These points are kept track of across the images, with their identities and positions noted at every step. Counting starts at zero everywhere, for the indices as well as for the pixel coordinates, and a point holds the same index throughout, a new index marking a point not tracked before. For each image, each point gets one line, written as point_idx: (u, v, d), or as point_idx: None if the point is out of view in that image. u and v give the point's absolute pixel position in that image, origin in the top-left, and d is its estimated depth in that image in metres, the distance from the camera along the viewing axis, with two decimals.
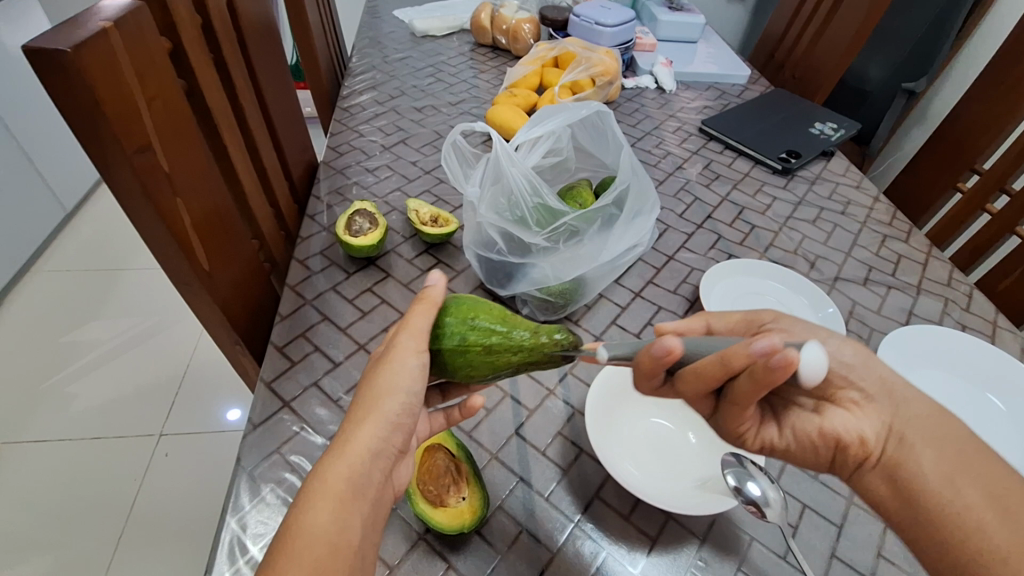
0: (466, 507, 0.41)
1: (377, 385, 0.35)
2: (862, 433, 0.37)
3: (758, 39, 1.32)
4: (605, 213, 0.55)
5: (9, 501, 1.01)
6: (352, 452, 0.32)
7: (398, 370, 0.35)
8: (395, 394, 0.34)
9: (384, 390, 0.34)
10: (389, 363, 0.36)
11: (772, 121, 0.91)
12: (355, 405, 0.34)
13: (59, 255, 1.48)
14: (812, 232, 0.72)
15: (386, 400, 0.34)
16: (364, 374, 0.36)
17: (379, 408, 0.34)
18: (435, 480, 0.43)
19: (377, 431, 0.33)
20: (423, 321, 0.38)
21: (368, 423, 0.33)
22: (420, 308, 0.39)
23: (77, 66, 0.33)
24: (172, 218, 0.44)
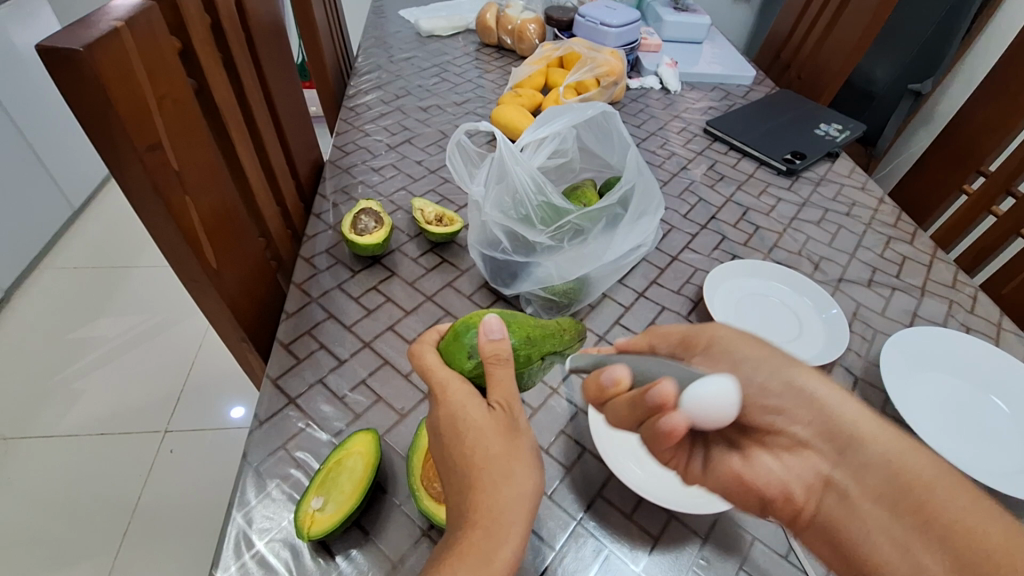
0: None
1: (516, 460, 0.36)
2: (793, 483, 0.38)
3: (764, 41, 1.32)
4: (611, 212, 0.55)
5: (16, 495, 1.02)
6: (511, 531, 0.34)
7: (523, 441, 0.38)
8: (534, 471, 0.37)
9: (522, 465, 0.37)
10: (517, 431, 0.38)
11: (777, 123, 0.91)
12: (493, 479, 0.35)
13: (66, 252, 1.49)
14: (817, 234, 0.72)
15: (528, 477, 0.36)
16: (499, 435, 0.37)
17: (525, 486, 0.36)
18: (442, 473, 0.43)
19: (525, 510, 0.35)
20: (508, 378, 0.39)
21: (519, 499, 0.35)
22: (501, 371, 0.39)
23: (91, 66, 0.33)
24: (181, 216, 0.44)
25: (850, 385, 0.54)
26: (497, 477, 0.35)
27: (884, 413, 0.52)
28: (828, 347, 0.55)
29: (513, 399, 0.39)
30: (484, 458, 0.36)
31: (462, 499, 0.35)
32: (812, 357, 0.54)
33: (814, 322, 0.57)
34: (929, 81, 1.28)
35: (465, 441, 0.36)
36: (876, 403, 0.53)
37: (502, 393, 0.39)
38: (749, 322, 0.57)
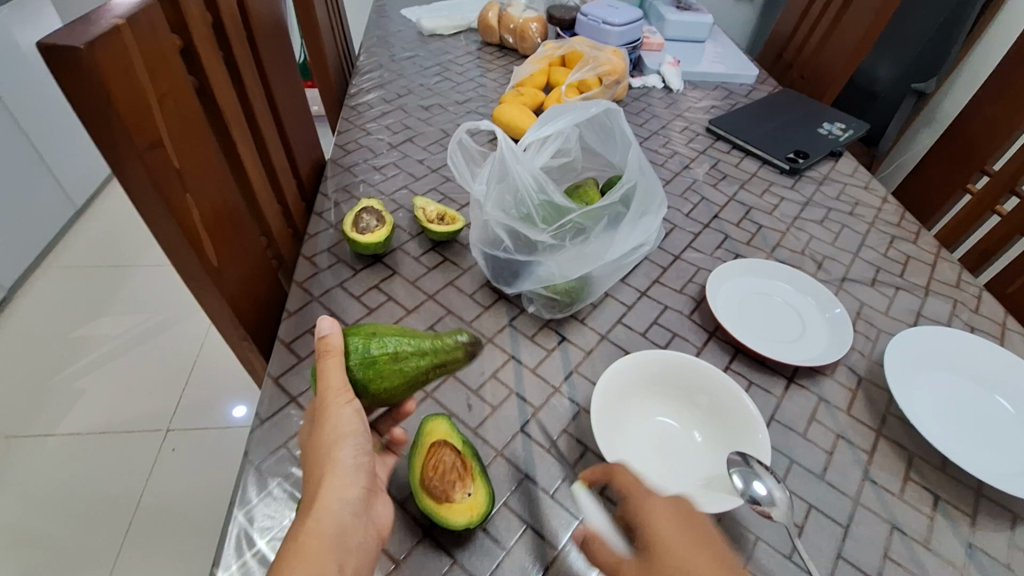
0: (472, 501, 0.40)
1: (334, 440, 0.36)
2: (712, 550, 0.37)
3: (766, 40, 1.31)
4: (613, 211, 0.55)
5: (18, 494, 1.02)
6: (321, 507, 0.34)
7: (341, 419, 0.37)
8: (344, 440, 0.36)
9: (334, 441, 0.36)
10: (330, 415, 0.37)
11: (780, 122, 0.90)
12: (315, 462, 0.36)
13: (69, 251, 1.50)
14: (820, 233, 0.72)
15: (341, 453, 0.36)
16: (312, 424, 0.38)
17: (336, 460, 0.36)
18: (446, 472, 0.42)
19: (340, 481, 0.35)
20: (336, 369, 0.38)
21: (329, 476, 0.35)
22: (328, 362, 0.38)
23: (91, 62, 0.33)
24: (182, 214, 0.44)
25: (854, 385, 0.54)
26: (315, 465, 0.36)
27: (888, 413, 0.52)
28: (831, 348, 0.54)
29: (339, 387, 0.38)
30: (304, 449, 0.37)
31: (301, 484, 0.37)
32: (816, 357, 0.53)
33: (817, 322, 0.57)
34: (932, 80, 1.27)
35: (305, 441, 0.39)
36: (880, 403, 0.52)
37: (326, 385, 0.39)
38: (751, 322, 0.57)
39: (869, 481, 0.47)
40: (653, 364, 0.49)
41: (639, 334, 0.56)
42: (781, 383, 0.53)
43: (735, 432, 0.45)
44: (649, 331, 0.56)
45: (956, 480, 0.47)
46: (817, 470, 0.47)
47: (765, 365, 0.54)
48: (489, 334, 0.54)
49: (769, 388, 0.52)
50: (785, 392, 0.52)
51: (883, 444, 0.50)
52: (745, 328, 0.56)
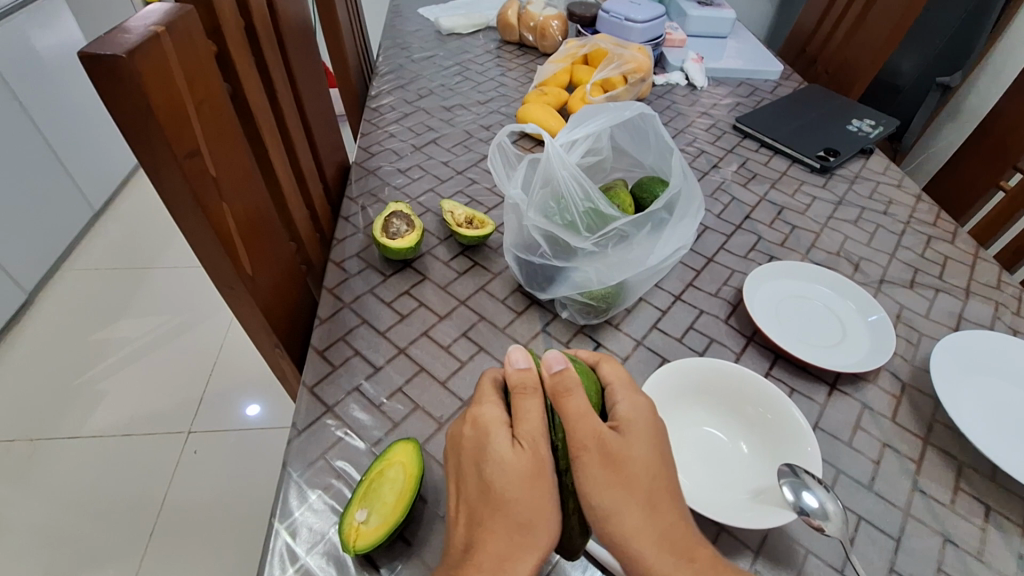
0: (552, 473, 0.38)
1: (539, 505, 0.34)
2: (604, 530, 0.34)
3: (788, 35, 1.29)
4: (656, 217, 0.53)
5: (44, 495, 1.03)
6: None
7: (548, 481, 0.34)
8: (551, 512, 0.34)
9: (541, 512, 0.34)
10: (543, 471, 0.34)
11: (808, 119, 0.88)
12: (509, 520, 0.33)
13: (88, 253, 1.51)
14: (854, 233, 0.70)
15: (546, 522, 0.33)
16: (501, 467, 0.34)
17: (542, 530, 0.33)
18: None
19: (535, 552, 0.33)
20: (538, 415, 0.36)
21: (530, 544, 0.33)
22: (528, 402, 0.36)
23: (130, 69, 0.33)
24: (218, 222, 0.44)
25: (898, 391, 0.52)
26: (502, 514, 0.34)
27: (935, 420, 0.50)
28: (873, 354, 0.52)
29: (541, 436, 0.35)
30: (495, 495, 0.34)
31: (469, 535, 0.34)
32: (858, 363, 0.52)
33: (858, 327, 0.55)
34: (958, 74, 1.24)
35: (486, 475, 0.35)
36: (926, 410, 0.51)
37: (529, 428, 0.35)
38: (791, 326, 0.56)
39: (919, 491, 0.45)
40: (692, 376, 0.48)
41: (676, 340, 0.55)
42: (823, 390, 0.52)
43: (781, 444, 0.44)
44: (685, 337, 0.55)
45: (1008, 490, 0.46)
46: (865, 480, 0.46)
47: (807, 371, 0.53)
48: (524, 341, 0.53)
49: (811, 395, 0.51)
50: (827, 399, 0.51)
51: (931, 452, 0.48)
52: (784, 333, 0.55)
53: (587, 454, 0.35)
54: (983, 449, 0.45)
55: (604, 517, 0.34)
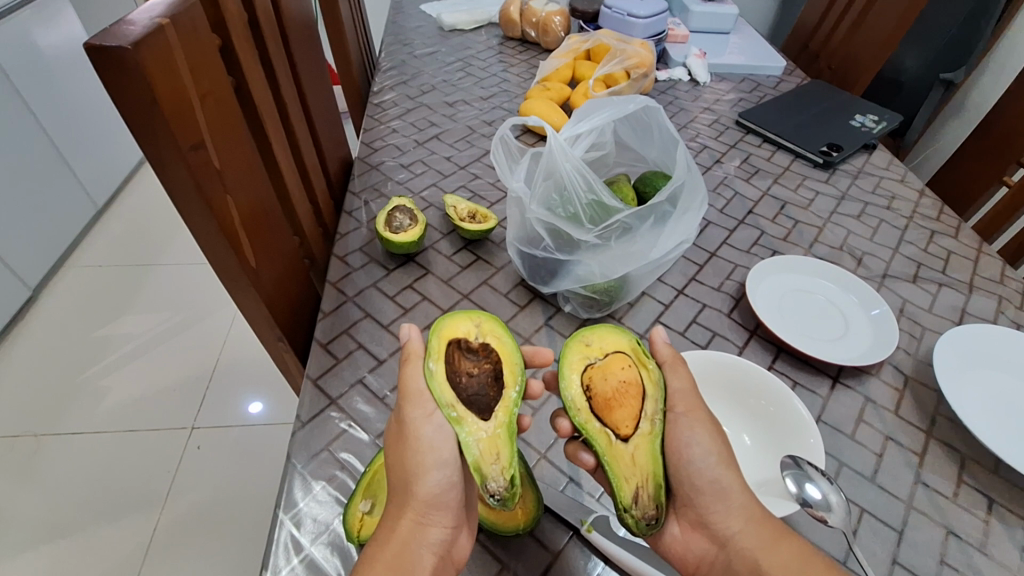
0: (637, 457, 0.37)
1: (415, 466, 0.35)
2: (713, 483, 0.37)
3: (792, 30, 1.28)
4: (661, 209, 0.52)
5: (49, 490, 1.04)
6: (395, 545, 0.34)
7: (421, 443, 0.35)
8: (427, 470, 0.35)
9: (418, 470, 0.35)
10: (413, 435, 0.35)
11: (811, 114, 0.88)
12: (399, 482, 0.36)
13: (91, 251, 1.51)
14: (857, 228, 0.70)
15: (419, 483, 0.35)
16: (394, 437, 0.37)
17: (416, 494, 0.35)
18: (623, 406, 0.39)
19: (415, 516, 0.35)
20: (414, 380, 0.36)
21: (411, 506, 0.35)
22: (409, 369, 0.37)
23: (136, 61, 0.33)
24: (223, 214, 0.44)
25: (901, 385, 0.52)
26: (398, 479, 0.36)
27: (938, 414, 0.50)
28: (875, 349, 0.52)
29: (414, 402, 0.36)
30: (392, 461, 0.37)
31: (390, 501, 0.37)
32: (862, 357, 0.52)
33: (861, 322, 0.55)
34: (961, 70, 1.24)
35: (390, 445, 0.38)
36: (929, 403, 0.51)
37: (404, 395, 0.36)
38: (796, 321, 0.55)
39: (922, 484, 0.45)
40: (703, 369, 0.48)
41: (678, 334, 0.55)
42: (826, 383, 0.52)
43: (784, 436, 0.44)
44: (688, 331, 0.55)
45: (1011, 483, 0.46)
46: (867, 473, 0.46)
47: (809, 365, 0.53)
48: (527, 334, 0.54)
49: (814, 388, 0.51)
50: (830, 393, 0.51)
51: (935, 446, 0.48)
52: (789, 327, 0.55)
53: (696, 413, 0.38)
54: (985, 441, 0.45)
55: (714, 466, 0.37)
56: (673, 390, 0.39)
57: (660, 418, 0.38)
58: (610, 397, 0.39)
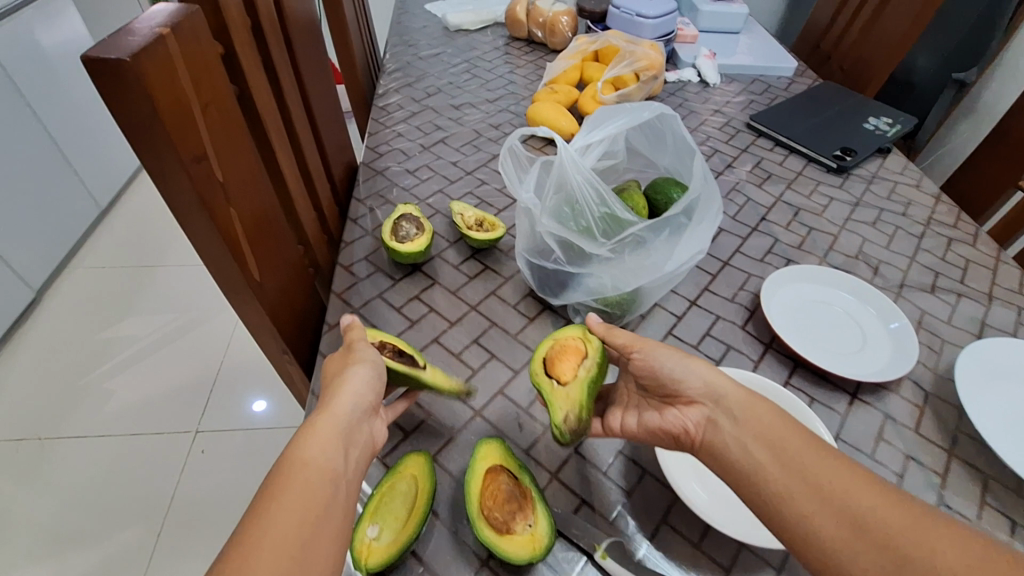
0: (570, 393, 0.42)
1: (353, 364, 0.40)
2: (684, 367, 0.41)
3: (801, 31, 1.26)
4: (675, 222, 0.50)
5: (56, 493, 1.03)
6: (339, 409, 0.37)
7: (362, 352, 0.41)
8: (363, 366, 0.40)
9: (353, 366, 0.40)
10: (356, 350, 0.41)
11: (824, 116, 0.86)
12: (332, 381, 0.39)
13: (95, 252, 1.50)
14: (872, 235, 0.68)
15: (355, 374, 0.39)
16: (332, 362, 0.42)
17: (352, 375, 0.39)
18: (563, 366, 0.45)
19: (359, 388, 0.39)
20: (360, 330, 0.43)
21: (345, 391, 0.38)
22: (355, 329, 0.43)
23: (135, 73, 0.32)
24: (225, 226, 0.43)
25: (921, 401, 0.51)
26: (329, 384, 0.40)
27: (960, 431, 0.49)
28: (894, 364, 0.51)
29: (359, 334, 0.43)
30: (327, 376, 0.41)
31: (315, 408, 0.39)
32: (881, 372, 0.51)
33: (879, 334, 0.54)
34: (974, 70, 1.22)
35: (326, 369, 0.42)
36: (950, 421, 0.50)
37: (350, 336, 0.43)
38: (812, 334, 0.54)
39: (944, 506, 0.44)
40: None
41: (692, 347, 0.53)
42: (844, 399, 0.50)
43: None
44: (702, 344, 0.54)
45: None
46: None
47: (826, 379, 0.52)
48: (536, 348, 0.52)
49: (832, 405, 0.50)
50: (848, 409, 0.50)
51: (957, 465, 0.47)
52: (805, 341, 0.53)
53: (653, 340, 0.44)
54: (1010, 462, 0.44)
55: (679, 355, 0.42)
56: (619, 341, 0.44)
57: (594, 368, 0.44)
58: (553, 361, 0.45)
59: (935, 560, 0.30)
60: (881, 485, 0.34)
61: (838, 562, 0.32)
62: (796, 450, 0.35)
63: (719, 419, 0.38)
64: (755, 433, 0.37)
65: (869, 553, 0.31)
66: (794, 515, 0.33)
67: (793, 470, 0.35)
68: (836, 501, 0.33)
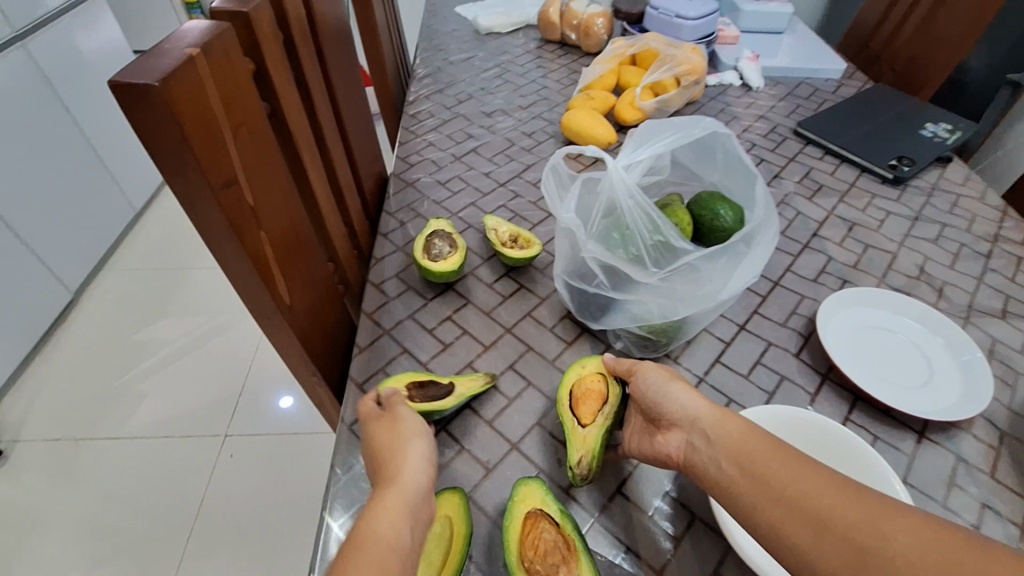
0: (587, 436, 0.42)
1: (409, 430, 0.38)
2: (663, 388, 0.39)
3: (848, 29, 1.20)
4: (732, 249, 0.47)
5: (90, 494, 1.05)
6: (405, 474, 0.35)
7: (409, 417, 0.40)
8: (419, 434, 0.38)
9: (407, 434, 0.38)
10: (400, 415, 0.40)
11: (878, 122, 0.81)
12: (387, 447, 0.38)
13: (130, 254, 1.53)
14: (935, 254, 0.64)
15: (412, 441, 0.38)
16: (376, 426, 0.40)
17: (411, 441, 0.38)
18: (585, 405, 0.44)
19: (420, 452, 0.37)
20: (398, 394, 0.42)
21: (405, 458, 0.36)
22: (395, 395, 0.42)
23: (165, 102, 0.30)
24: (255, 251, 0.41)
25: (997, 442, 0.46)
26: (382, 451, 0.38)
27: None
28: (966, 401, 0.47)
29: (401, 400, 0.41)
30: (374, 441, 0.39)
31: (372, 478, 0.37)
32: (952, 410, 0.46)
33: (948, 367, 0.49)
34: None
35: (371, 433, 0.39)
36: None
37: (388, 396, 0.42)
38: (873, 365, 0.50)
39: None
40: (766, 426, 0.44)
41: (742, 376, 0.50)
42: (910, 439, 0.46)
43: None
44: (753, 374, 0.50)
45: None
46: None
47: (889, 415, 0.48)
48: None
49: (897, 444, 0.46)
50: (915, 449, 0.46)
51: None
52: (866, 372, 0.49)
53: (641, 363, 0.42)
54: None
55: (661, 380, 0.40)
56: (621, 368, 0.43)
57: (613, 412, 0.43)
58: (576, 399, 0.45)
59: (891, 549, 0.28)
60: (847, 482, 0.32)
61: (809, 567, 0.30)
62: (760, 457, 0.34)
63: (695, 440, 0.37)
64: (724, 448, 0.35)
65: (834, 553, 0.29)
66: (765, 528, 0.32)
67: (758, 480, 0.33)
68: (797, 507, 0.31)
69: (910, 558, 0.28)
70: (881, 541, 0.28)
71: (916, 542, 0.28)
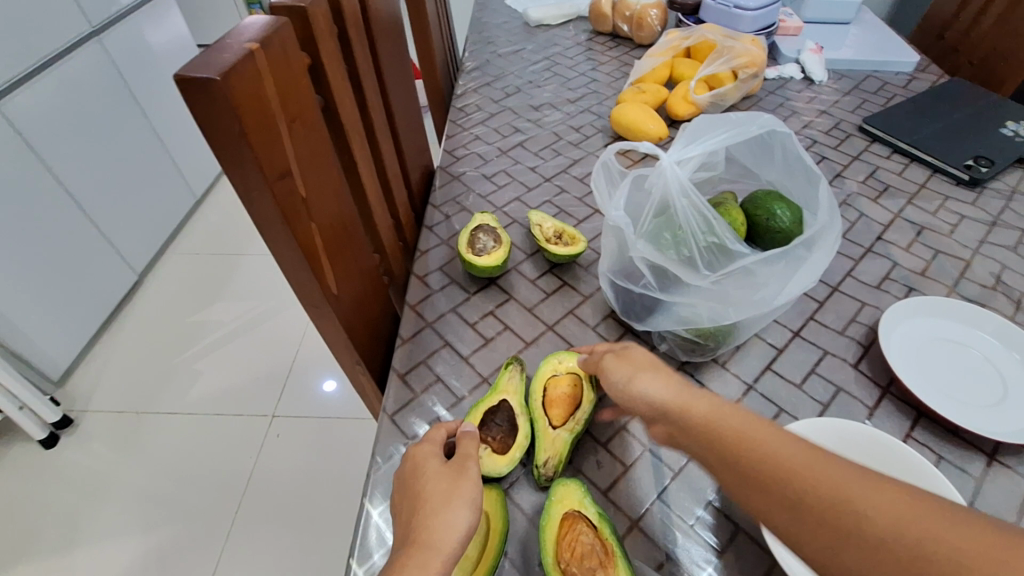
0: (556, 438, 0.42)
1: (464, 495, 0.35)
2: (625, 381, 0.38)
3: (923, 18, 1.12)
4: (792, 253, 0.45)
5: (149, 465, 1.11)
6: (446, 547, 0.32)
7: (471, 480, 0.36)
8: (472, 505, 0.35)
9: (461, 500, 0.35)
10: (463, 473, 0.36)
11: (954, 118, 0.75)
12: (436, 502, 0.34)
13: (190, 238, 1.60)
14: (1014, 262, 0.59)
15: (463, 509, 0.34)
16: (432, 472, 0.36)
17: (460, 510, 0.34)
18: (556, 407, 0.44)
19: (466, 521, 0.34)
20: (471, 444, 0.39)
21: (451, 529, 0.33)
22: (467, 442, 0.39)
23: (225, 94, 0.31)
24: (306, 241, 0.42)
25: None
26: (429, 504, 0.35)
27: None
28: None
29: (470, 455, 0.38)
30: (425, 488, 0.36)
31: (409, 531, 0.34)
32: None
33: None
34: None
35: (424, 478, 0.36)
36: None
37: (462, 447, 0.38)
38: (940, 380, 0.47)
39: None
40: (819, 441, 0.42)
41: (794, 385, 0.48)
42: (980, 461, 0.43)
43: None
44: (806, 383, 0.48)
45: None
46: None
47: (957, 434, 0.44)
48: None
49: (965, 466, 0.43)
50: (985, 472, 0.42)
51: None
52: (931, 388, 0.46)
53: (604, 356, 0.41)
54: None
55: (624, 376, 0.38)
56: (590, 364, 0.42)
57: (583, 421, 0.43)
58: (548, 398, 0.44)
59: (865, 519, 0.27)
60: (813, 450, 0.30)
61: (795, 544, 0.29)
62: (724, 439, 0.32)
63: (665, 430, 0.35)
64: (690, 435, 0.33)
65: (813, 533, 0.28)
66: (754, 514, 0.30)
67: (727, 466, 0.31)
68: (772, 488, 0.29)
69: (880, 521, 0.26)
70: (851, 511, 0.27)
71: (887, 509, 0.26)
